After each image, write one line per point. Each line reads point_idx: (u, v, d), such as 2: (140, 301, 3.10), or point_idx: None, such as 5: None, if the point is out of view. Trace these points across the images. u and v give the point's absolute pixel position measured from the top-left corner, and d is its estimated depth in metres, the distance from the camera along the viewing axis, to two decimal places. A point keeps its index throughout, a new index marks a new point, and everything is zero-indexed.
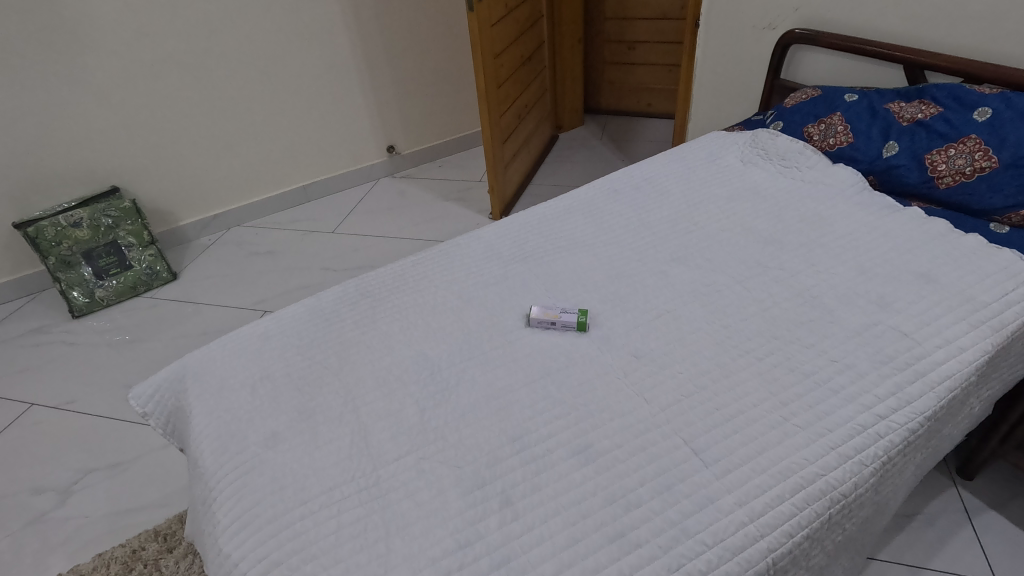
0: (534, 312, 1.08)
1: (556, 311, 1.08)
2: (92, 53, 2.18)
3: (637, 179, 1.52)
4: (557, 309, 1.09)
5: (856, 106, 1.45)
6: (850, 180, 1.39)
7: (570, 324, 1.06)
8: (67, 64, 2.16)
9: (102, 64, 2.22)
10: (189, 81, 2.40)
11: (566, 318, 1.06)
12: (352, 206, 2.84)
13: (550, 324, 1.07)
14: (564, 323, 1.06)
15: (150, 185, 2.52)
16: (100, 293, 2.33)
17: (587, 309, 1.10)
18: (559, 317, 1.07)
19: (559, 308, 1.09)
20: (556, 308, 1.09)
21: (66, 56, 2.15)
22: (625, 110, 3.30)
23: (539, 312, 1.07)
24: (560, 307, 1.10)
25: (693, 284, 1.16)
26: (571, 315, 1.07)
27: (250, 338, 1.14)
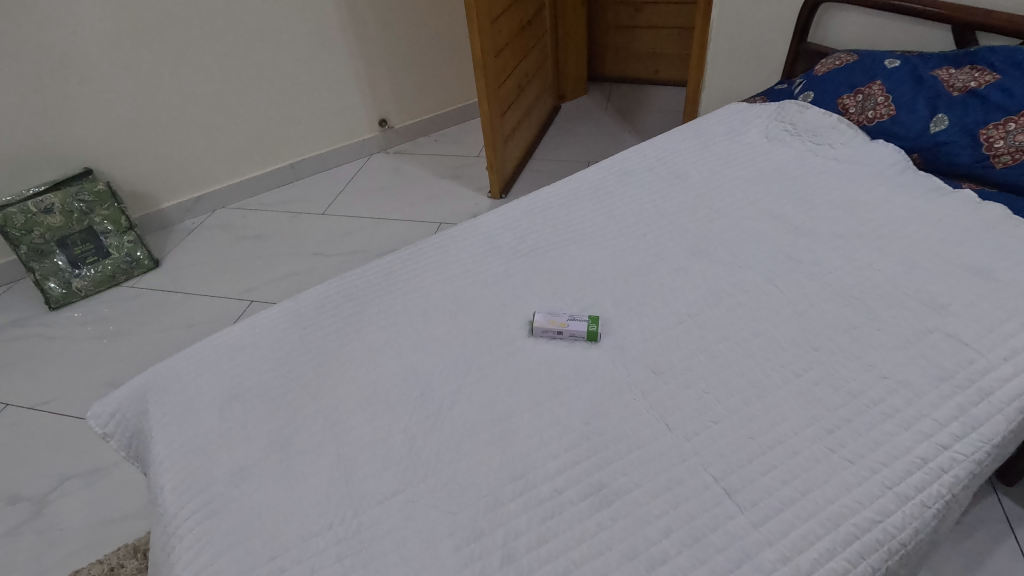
0: (537, 319, 0.95)
1: (563, 318, 0.95)
2: (57, 23, 2.00)
3: (651, 158, 1.37)
4: (565, 315, 0.96)
5: (898, 73, 1.28)
6: (891, 159, 1.24)
7: (579, 334, 0.93)
8: (31, 36, 1.99)
9: (64, 35, 2.03)
10: (165, 53, 2.22)
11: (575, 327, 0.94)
12: (342, 185, 2.69)
13: (556, 335, 0.94)
14: (572, 333, 0.93)
15: (129, 165, 2.36)
16: (77, 283, 2.20)
17: (597, 315, 0.97)
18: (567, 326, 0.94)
19: (567, 314, 0.96)
20: (564, 314, 0.96)
21: (29, 26, 1.97)
22: (631, 78, 3.10)
23: (543, 320, 0.95)
24: (568, 314, 0.96)
25: (717, 282, 1.02)
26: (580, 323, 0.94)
27: (220, 349, 1.01)
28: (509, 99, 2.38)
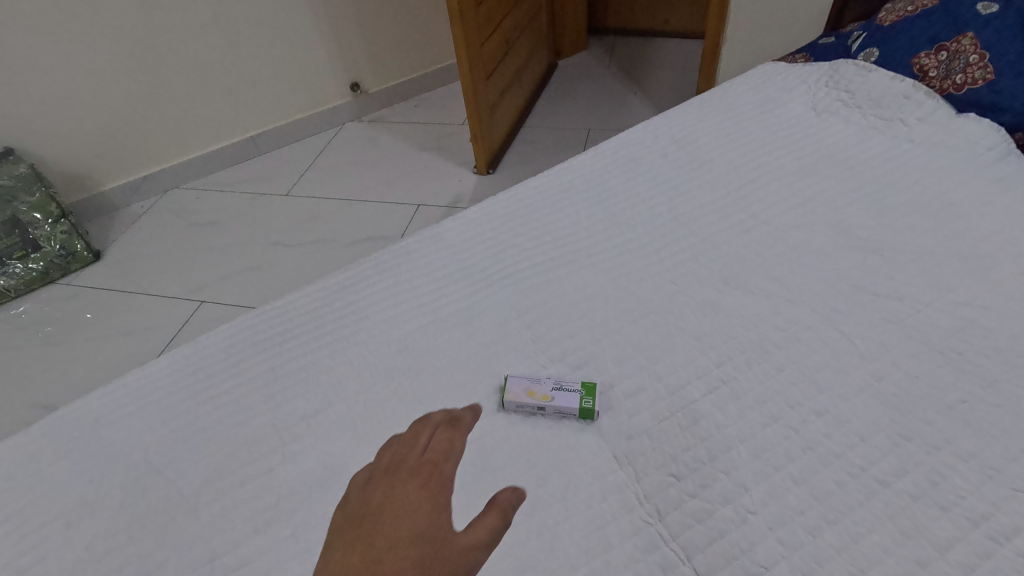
0: (510, 391, 0.69)
1: (548, 385, 0.69)
2: None
3: (664, 140, 1.06)
4: (550, 382, 0.69)
5: (997, 22, 0.96)
6: (988, 140, 0.93)
7: (570, 412, 0.67)
8: None
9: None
10: (90, 8, 1.88)
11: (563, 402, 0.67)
12: (309, 160, 2.37)
13: (538, 412, 0.68)
14: (558, 411, 0.67)
15: (61, 143, 2.05)
16: (4, 283, 1.90)
17: (595, 384, 0.69)
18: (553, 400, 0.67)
19: (553, 380, 0.69)
20: (549, 380, 0.69)
21: None
22: (636, 29, 2.72)
23: (517, 391, 0.68)
24: (555, 380, 0.69)
25: (759, 324, 0.74)
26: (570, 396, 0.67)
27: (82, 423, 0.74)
28: (494, 58, 2.04)
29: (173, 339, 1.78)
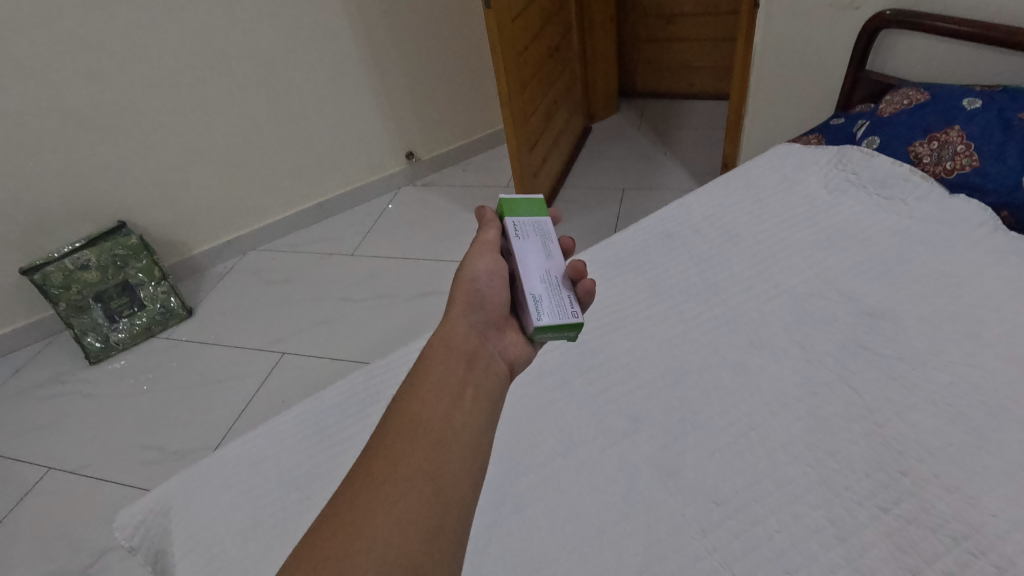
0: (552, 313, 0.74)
1: (528, 228, 0.82)
2: (78, 81, 1.91)
3: (696, 216, 1.24)
4: (568, 305, 0.75)
5: (981, 116, 1.13)
6: (976, 218, 1.08)
7: (542, 316, 0.73)
8: (52, 95, 1.90)
9: (76, 93, 1.93)
10: (188, 100, 2.10)
11: (527, 265, 0.77)
12: (371, 221, 2.56)
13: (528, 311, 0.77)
14: (542, 308, 0.74)
15: (159, 216, 2.27)
16: (115, 338, 2.17)
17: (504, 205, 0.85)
18: (550, 296, 0.75)
19: (545, 235, 0.82)
20: (563, 276, 0.78)
21: (50, 85, 1.88)
22: (664, 91, 2.93)
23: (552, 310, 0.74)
24: (546, 244, 0.81)
25: (781, 381, 0.90)
26: (561, 317, 0.73)
27: (240, 456, 0.98)
28: (537, 130, 2.29)
29: (262, 387, 1.97)
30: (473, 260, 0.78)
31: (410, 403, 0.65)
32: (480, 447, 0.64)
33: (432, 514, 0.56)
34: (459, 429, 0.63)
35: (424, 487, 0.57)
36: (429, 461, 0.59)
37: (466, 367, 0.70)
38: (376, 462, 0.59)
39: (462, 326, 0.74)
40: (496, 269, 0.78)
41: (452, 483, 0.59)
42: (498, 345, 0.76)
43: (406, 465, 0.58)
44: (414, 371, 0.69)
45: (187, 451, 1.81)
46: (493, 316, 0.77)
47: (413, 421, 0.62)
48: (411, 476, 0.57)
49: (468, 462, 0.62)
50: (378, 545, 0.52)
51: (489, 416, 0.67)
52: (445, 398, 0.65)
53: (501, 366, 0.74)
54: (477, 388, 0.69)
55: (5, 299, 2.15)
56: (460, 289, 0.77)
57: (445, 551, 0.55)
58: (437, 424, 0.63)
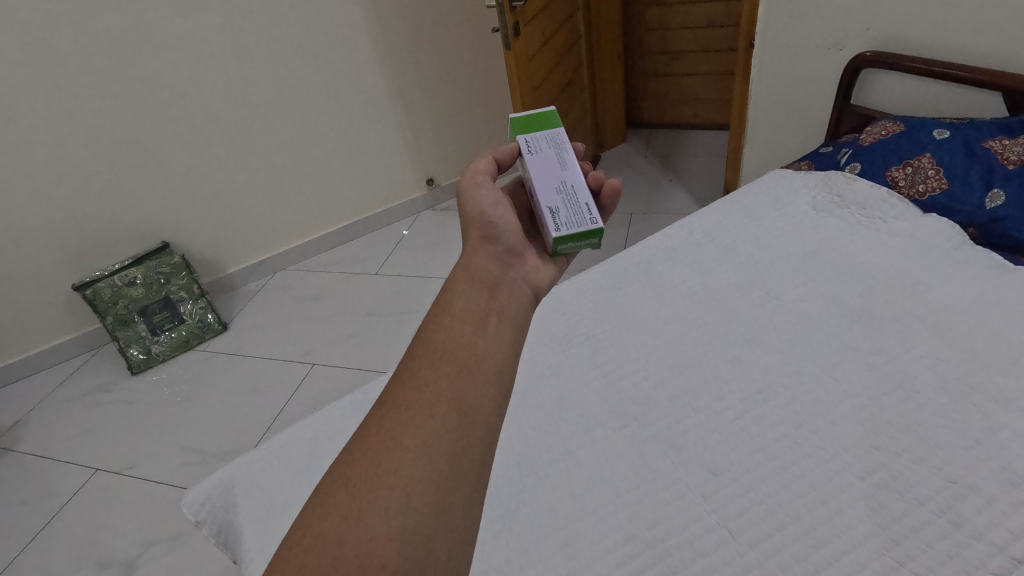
0: (568, 221, 0.82)
1: (541, 146, 0.92)
2: (130, 108, 1.99)
3: (697, 234, 1.38)
4: (585, 213, 0.83)
5: (948, 145, 1.29)
6: (946, 233, 1.22)
7: (560, 227, 0.81)
8: (107, 121, 1.98)
9: (130, 123, 2.01)
10: (233, 127, 2.18)
11: (542, 181, 0.86)
12: (393, 244, 2.56)
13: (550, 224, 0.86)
14: (559, 219, 0.82)
15: (198, 236, 2.32)
16: (156, 349, 2.19)
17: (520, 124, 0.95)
18: (566, 206, 0.84)
19: (558, 149, 0.91)
20: (579, 185, 0.86)
21: (106, 112, 1.97)
22: (669, 122, 3.12)
23: (569, 217, 0.82)
24: (561, 157, 0.90)
25: (770, 373, 1.03)
26: (577, 224, 0.81)
27: (297, 441, 1.12)
28: None
29: (292, 396, 1.93)
30: (478, 193, 0.84)
31: (435, 332, 0.69)
32: (504, 371, 0.68)
33: (458, 434, 0.60)
34: (482, 355, 0.67)
35: (449, 410, 0.61)
36: (454, 386, 0.64)
37: (489, 296, 0.74)
38: (405, 388, 0.64)
39: (483, 258, 0.80)
40: (501, 199, 0.84)
41: (476, 404, 0.63)
42: (520, 272, 0.82)
43: (430, 390, 0.63)
44: (439, 302, 0.74)
45: (227, 453, 1.79)
46: (511, 244, 0.83)
47: (438, 349, 0.67)
48: (436, 398, 0.62)
49: (492, 384, 0.66)
50: (406, 464, 0.57)
51: (512, 341, 0.72)
52: (468, 325, 0.70)
53: (524, 293, 0.79)
54: (500, 315, 0.73)
55: (50, 313, 2.19)
56: (473, 224, 0.83)
57: (470, 471, 0.59)
58: (461, 349, 0.67)
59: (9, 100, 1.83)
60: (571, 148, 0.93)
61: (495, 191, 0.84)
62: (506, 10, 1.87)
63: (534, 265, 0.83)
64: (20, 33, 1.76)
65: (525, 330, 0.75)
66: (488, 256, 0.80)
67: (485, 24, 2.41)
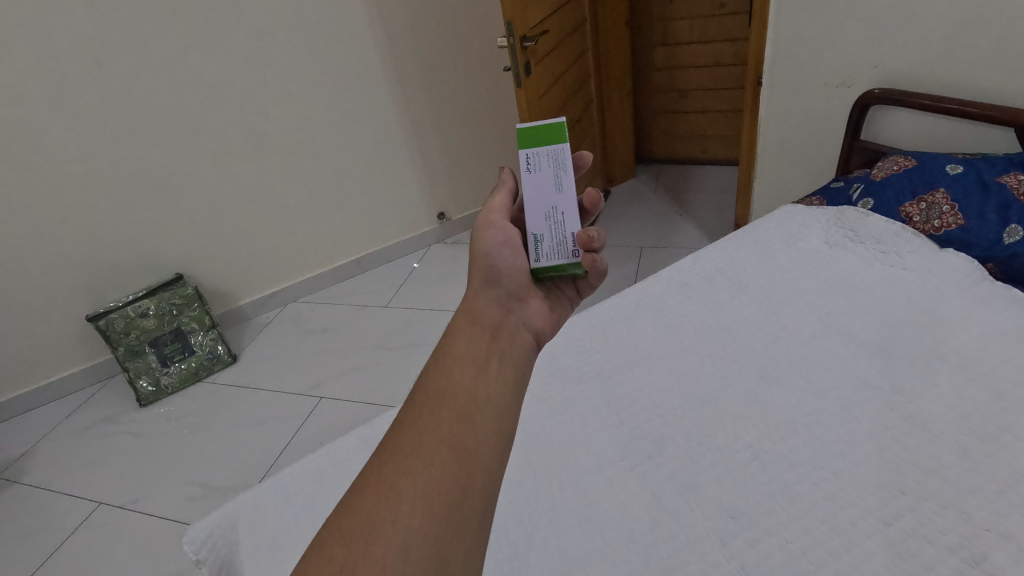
0: (549, 253, 0.83)
1: (541, 161, 0.87)
2: (152, 144, 2.05)
3: (710, 268, 1.37)
4: (570, 244, 0.83)
5: (962, 180, 1.27)
6: (964, 268, 1.20)
7: (540, 258, 0.83)
8: (128, 156, 2.04)
9: (152, 157, 2.07)
10: (249, 162, 2.23)
11: (532, 205, 0.85)
12: (404, 275, 2.58)
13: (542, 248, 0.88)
14: (542, 249, 0.84)
15: (211, 268, 2.35)
16: (165, 381, 2.19)
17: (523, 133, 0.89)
18: (553, 234, 0.84)
19: (558, 167, 0.86)
20: (571, 212, 0.84)
21: (127, 147, 2.03)
22: (678, 157, 3.14)
23: (550, 249, 0.83)
24: (559, 177, 0.86)
25: (788, 411, 1.00)
26: (558, 258, 0.83)
27: (303, 478, 1.10)
28: None
29: (298, 430, 1.91)
30: (484, 232, 0.84)
31: (435, 377, 0.68)
32: (505, 417, 0.66)
33: (458, 484, 0.59)
34: (483, 400, 0.66)
35: (448, 459, 0.60)
36: (454, 433, 0.62)
37: (490, 340, 0.73)
38: (403, 436, 0.62)
39: (484, 301, 0.79)
40: (509, 239, 0.83)
41: (476, 453, 0.62)
42: (522, 315, 0.81)
43: (430, 438, 0.61)
44: (439, 346, 0.73)
45: (230, 487, 1.76)
46: (512, 287, 0.82)
47: (438, 395, 0.66)
48: (435, 447, 0.61)
49: (493, 432, 0.64)
50: (403, 517, 0.55)
51: (514, 386, 0.70)
52: (469, 370, 0.69)
53: (525, 336, 0.78)
54: (501, 358, 0.72)
55: (63, 344, 2.21)
56: (477, 265, 0.82)
57: (469, 524, 0.57)
58: (461, 395, 0.66)
59: (37, 137, 1.90)
60: (573, 164, 0.87)
61: (505, 230, 0.84)
62: (517, 50, 1.93)
63: (536, 307, 0.82)
64: (51, 74, 1.84)
65: (527, 375, 0.73)
66: (490, 298, 0.80)
67: (496, 63, 2.48)
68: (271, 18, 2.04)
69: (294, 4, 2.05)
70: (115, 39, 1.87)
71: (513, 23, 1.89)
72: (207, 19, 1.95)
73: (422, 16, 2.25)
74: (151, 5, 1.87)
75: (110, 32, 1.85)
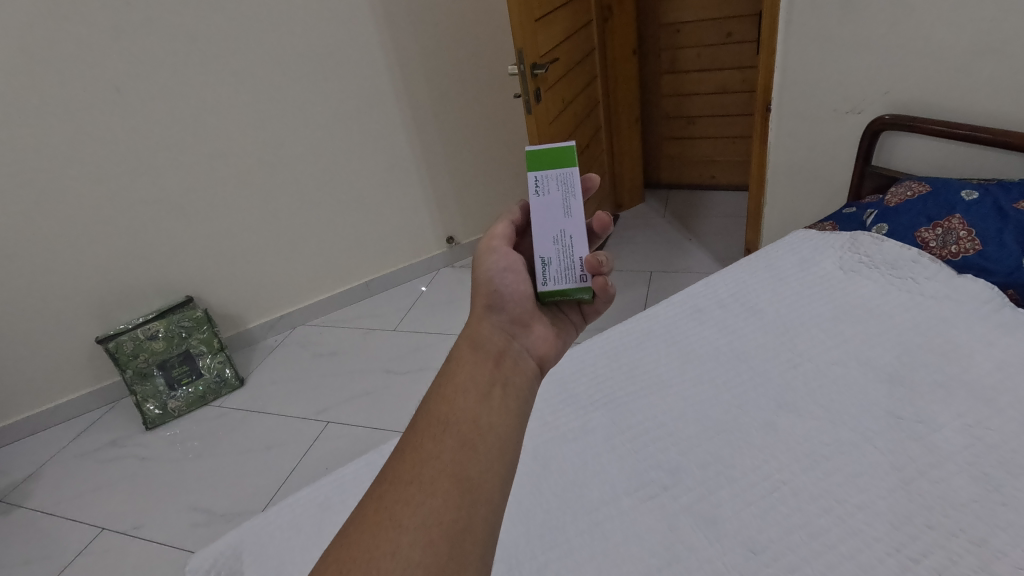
0: (558, 277, 0.82)
1: (550, 185, 0.86)
2: (167, 169, 2.09)
3: (722, 293, 1.35)
4: (578, 268, 0.82)
5: (978, 206, 1.26)
6: (983, 294, 1.18)
7: (547, 282, 0.82)
8: (144, 181, 2.07)
9: (166, 181, 2.10)
10: (261, 187, 2.26)
11: (539, 229, 0.84)
12: (413, 299, 2.57)
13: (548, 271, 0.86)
14: (550, 273, 0.83)
15: (221, 291, 2.36)
16: (172, 404, 2.18)
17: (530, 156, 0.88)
18: (560, 258, 0.83)
19: (566, 191, 0.85)
20: (577, 236, 0.83)
21: (143, 172, 2.06)
22: (686, 183, 3.15)
23: (558, 273, 0.82)
24: (566, 200, 0.85)
25: (807, 441, 0.97)
26: (565, 282, 0.82)
27: (308, 507, 1.07)
28: None
29: (304, 455, 1.88)
30: (487, 257, 0.82)
31: (438, 404, 0.67)
32: (508, 446, 0.65)
33: (459, 515, 0.57)
34: (486, 429, 0.65)
35: (450, 489, 0.58)
36: (456, 462, 0.61)
37: (494, 366, 0.72)
38: (404, 465, 0.61)
39: (487, 327, 0.78)
40: (513, 264, 0.82)
41: (478, 483, 0.60)
42: (525, 342, 0.80)
43: (431, 467, 0.60)
44: (442, 372, 0.71)
45: (235, 514, 1.73)
46: (514, 313, 0.81)
47: (440, 422, 0.64)
48: (436, 476, 0.59)
49: (496, 461, 0.63)
50: (403, 548, 0.54)
51: (518, 414, 0.69)
52: (472, 397, 0.67)
53: (529, 363, 0.77)
54: (505, 385, 0.71)
55: (73, 366, 2.21)
56: (479, 290, 0.80)
57: (470, 557, 0.55)
58: (464, 422, 0.64)
59: (55, 162, 1.93)
60: (582, 187, 0.86)
61: (509, 256, 0.82)
62: (527, 77, 1.95)
63: (541, 334, 0.81)
64: (72, 102, 1.88)
65: (531, 402, 0.72)
66: (493, 323, 0.78)
67: (506, 90, 2.51)
68: (287, 47, 2.08)
69: (310, 33, 2.10)
70: (135, 68, 1.92)
71: (524, 51, 1.92)
72: (225, 48, 2.00)
73: (433, 45, 2.29)
74: (171, 35, 1.92)
75: (130, 60, 1.90)
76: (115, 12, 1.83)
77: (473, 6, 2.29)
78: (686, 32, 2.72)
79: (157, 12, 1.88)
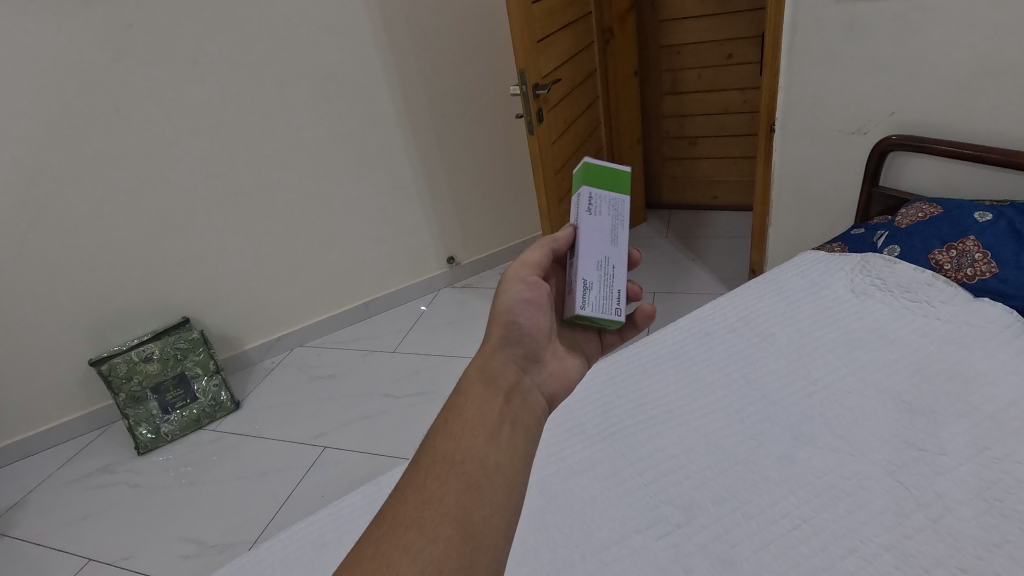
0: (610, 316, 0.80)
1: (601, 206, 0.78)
2: (166, 189, 2.06)
3: (732, 317, 1.31)
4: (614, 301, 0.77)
5: (993, 228, 1.23)
6: (1003, 319, 1.14)
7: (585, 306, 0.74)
8: (142, 201, 2.05)
9: (164, 201, 2.08)
10: (260, 206, 2.23)
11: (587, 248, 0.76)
12: (412, 320, 2.53)
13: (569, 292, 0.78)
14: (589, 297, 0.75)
15: (218, 313, 2.32)
16: (166, 428, 2.12)
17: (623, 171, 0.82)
18: (601, 284, 0.76)
19: (615, 218, 0.78)
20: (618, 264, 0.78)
21: (142, 193, 2.04)
22: (689, 204, 3.13)
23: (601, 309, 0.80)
24: (614, 227, 0.78)
25: (826, 474, 0.93)
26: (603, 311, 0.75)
27: (302, 544, 1.02)
28: None
29: (300, 483, 1.82)
30: (512, 283, 0.74)
31: (443, 441, 0.63)
32: (514, 488, 0.61)
33: (460, 563, 0.53)
34: (491, 469, 0.60)
35: (451, 534, 0.54)
36: (459, 506, 0.56)
37: (503, 401, 0.68)
38: (404, 506, 0.57)
39: (499, 359, 0.73)
40: (535, 295, 0.74)
41: (481, 529, 0.56)
42: (537, 378, 0.75)
43: (433, 509, 0.56)
44: (448, 407, 0.67)
45: (227, 545, 1.67)
46: (529, 347, 0.75)
47: (444, 461, 0.60)
48: (438, 519, 0.55)
49: (502, 505, 0.59)
50: None
51: (525, 455, 0.65)
52: (479, 436, 0.63)
53: (538, 401, 0.73)
54: (514, 423, 0.67)
55: (65, 389, 2.16)
56: (497, 320, 0.74)
57: None
58: (471, 462, 0.60)
59: (52, 182, 1.91)
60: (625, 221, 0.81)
61: (534, 287, 0.74)
62: (529, 98, 1.94)
63: (552, 369, 0.77)
64: (70, 122, 1.87)
65: (538, 441, 0.68)
66: (508, 358, 0.73)
67: (507, 112, 2.51)
68: (288, 68, 2.08)
69: (312, 55, 2.10)
70: (137, 89, 1.91)
71: (526, 72, 1.91)
72: (226, 68, 2.00)
73: (435, 66, 2.29)
74: (172, 55, 1.91)
75: (130, 80, 1.89)
76: (116, 32, 1.83)
77: (474, 28, 2.30)
78: (686, 53, 2.73)
79: (158, 33, 1.88)
